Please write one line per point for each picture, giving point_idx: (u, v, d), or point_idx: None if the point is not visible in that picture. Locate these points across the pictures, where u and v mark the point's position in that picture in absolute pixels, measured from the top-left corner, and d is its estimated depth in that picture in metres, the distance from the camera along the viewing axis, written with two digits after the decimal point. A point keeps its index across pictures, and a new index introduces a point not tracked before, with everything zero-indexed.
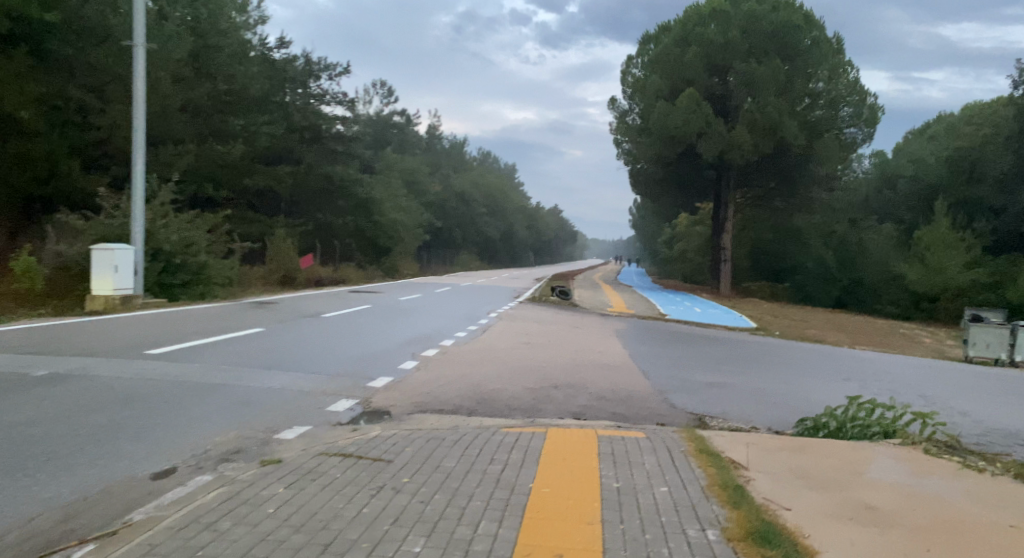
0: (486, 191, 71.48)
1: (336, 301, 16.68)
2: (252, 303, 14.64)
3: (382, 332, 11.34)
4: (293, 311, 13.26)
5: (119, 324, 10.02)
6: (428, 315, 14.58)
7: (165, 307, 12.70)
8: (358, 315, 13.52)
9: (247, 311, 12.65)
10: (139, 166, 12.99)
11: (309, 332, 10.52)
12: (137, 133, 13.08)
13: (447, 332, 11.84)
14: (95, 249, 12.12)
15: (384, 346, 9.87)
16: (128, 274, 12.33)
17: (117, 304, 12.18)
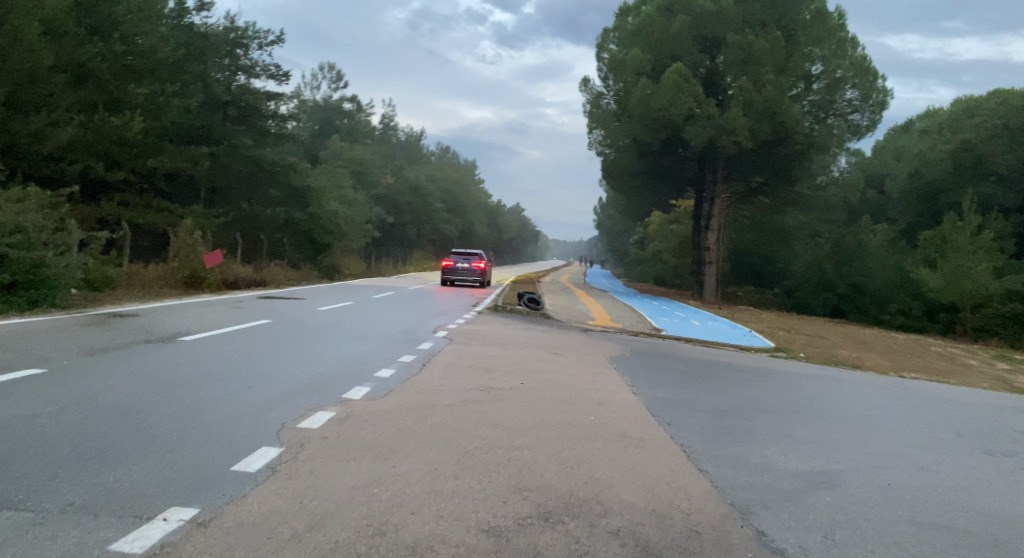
0: (444, 187, 67.47)
1: (226, 314, 12.72)
2: (95, 320, 10.64)
3: (258, 369, 7.30)
4: (139, 335, 9.27)
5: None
6: (345, 335, 10.61)
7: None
8: (242, 337, 9.51)
9: (69, 340, 8.57)
10: None
11: (125, 373, 6.51)
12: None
13: (364, 365, 7.91)
14: None
15: (241, 395, 5.96)
16: None
17: None
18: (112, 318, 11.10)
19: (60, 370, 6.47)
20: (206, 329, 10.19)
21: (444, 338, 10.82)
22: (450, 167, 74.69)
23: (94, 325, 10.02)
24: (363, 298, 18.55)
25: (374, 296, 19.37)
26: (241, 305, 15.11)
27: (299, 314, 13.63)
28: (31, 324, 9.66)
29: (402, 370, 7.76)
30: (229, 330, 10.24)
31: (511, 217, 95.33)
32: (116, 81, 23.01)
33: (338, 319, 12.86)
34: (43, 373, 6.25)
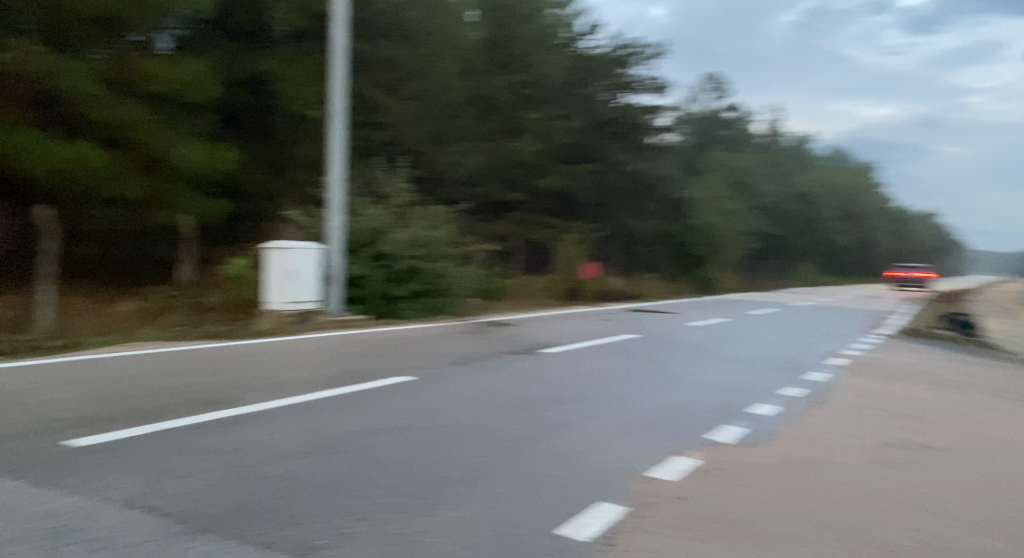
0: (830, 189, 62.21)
1: (588, 338, 12.62)
2: (470, 344, 11.08)
3: (615, 392, 6.71)
4: (502, 361, 9.30)
5: (202, 392, 6.84)
6: (711, 358, 9.67)
7: (338, 354, 9.58)
8: (606, 357, 9.09)
9: (451, 361, 8.97)
10: (334, 172, 13.38)
11: (477, 397, 6.32)
12: (331, 115, 13.40)
13: (734, 392, 6.89)
14: (273, 253, 12.35)
15: (593, 425, 5.37)
16: (301, 283, 12.51)
17: (290, 323, 12.26)
18: (485, 340, 11.54)
19: (424, 398, 6.60)
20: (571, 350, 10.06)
21: (828, 371, 9.28)
22: (837, 168, 68.82)
23: (465, 350, 10.37)
24: (730, 323, 17.43)
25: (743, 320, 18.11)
26: (605, 326, 15.06)
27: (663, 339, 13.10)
28: (423, 347, 10.39)
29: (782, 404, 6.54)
30: (592, 351, 9.95)
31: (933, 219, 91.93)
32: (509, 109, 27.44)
33: (702, 344, 11.97)
34: (404, 407, 6.31)
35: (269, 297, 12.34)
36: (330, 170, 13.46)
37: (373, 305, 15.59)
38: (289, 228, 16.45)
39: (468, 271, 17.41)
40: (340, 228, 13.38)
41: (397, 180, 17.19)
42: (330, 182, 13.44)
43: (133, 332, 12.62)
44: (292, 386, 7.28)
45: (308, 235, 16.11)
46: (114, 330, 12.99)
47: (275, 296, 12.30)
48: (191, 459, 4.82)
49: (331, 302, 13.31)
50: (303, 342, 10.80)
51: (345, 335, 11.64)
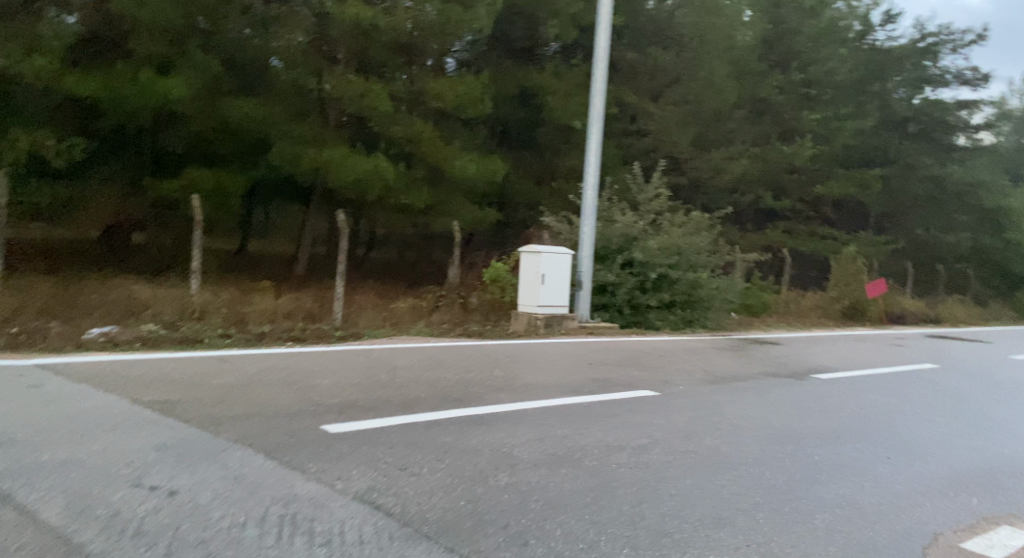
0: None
1: (866, 362, 11.31)
2: (727, 360, 10.34)
3: (873, 463, 5.98)
4: (754, 386, 8.55)
5: (448, 385, 6.85)
6: (1003, 417, 8.24)
7: (585, 361, 9.32)
8: (867, 405, 8.14)
9: (701, 380, 8.51)
10: (590, 185, 13.39)
11: (709, 443, 5.87)
12: (589, 130, 13.42)
13: (1019, 482, 5.80)
14: (526, 255, 12.34)
15: (831, 511, 4.75)
16: (553, 285, 12.29)
17: (540, 327, 12.15)
18: (743, 357, 10.74)
19: (663, 423, 6.25)
20: (839, 387, 9.11)
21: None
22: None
23: (719, 366, 9.65)
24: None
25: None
26: (887, 352, 13.44)
27: (958, 372, 11.38)
28: (674, 360, 9.93)
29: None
30: (854, 392, 8.95)
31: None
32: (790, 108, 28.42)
33: (1007, 387, 10.22)
34: (639, 431, 5.93)
35: (521, 301, 12.43)
36: (585, 181, 13.52)
37: (623, 313, 15.30)
38: (548, 235, 16.75)
39: (727, 288, 16.57)
40: (593, 235, 13.31)
41: (656, 187, 16.77)
42: (587, 187, 13.32)
43: (406, 329, 12.83)
44: (532, 390, 7.07)
45: (565, 241, 16.22)
46: (390, 323, 13.52)
47: (525, 301, 12.33)
48: (423, 454, 4.74)
49: (580, 309, 13.23)
50: (555, 347, 10.62)
51: (595, 341, 11.37)
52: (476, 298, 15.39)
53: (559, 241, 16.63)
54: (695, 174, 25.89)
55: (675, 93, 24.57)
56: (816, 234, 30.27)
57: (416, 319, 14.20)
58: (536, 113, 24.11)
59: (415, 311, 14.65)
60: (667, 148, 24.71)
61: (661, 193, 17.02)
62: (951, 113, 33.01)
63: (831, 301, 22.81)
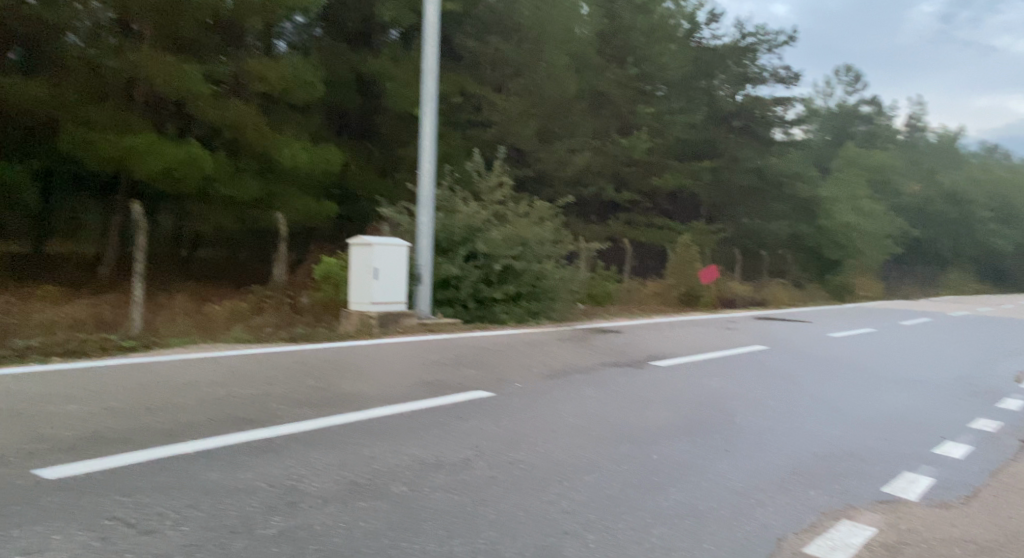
0: (947, 193, 58.71)
1: (704, 347, 11.12)
2: (569, 351, 9.71)
3: (716, 455, 5.41)
4: (595, 379, 7.88)
5: (237, 402, 5.67)
6: (839, 395, 8.05)
7: (416, 362, 8.32)
8: (709, 391, 7.66)
9: (537, 376, 7.82)
10: (425, 169, 12.43)
11: (538, 449, 5.04)
12: (422, 111, 12.45)
13: (861, 467, 5.39)
14: (356, 247, 11.16)
15: (667, 522, 4.06)
16: (387, 280, 11.16)
17: (374, 327, 10.96)
18: (585, 348, 10.19)
19: (490, 431, 5.43)
20: (680, 374, 8.73)
21: (991, 423, 7.50)
22: (953, 170, 65.03)
23: (564, 359, 8.95)
24: (869, 336, 15.40)
25: (881, 335, 16.02)
26: (724, 335, 13.46)
27: (790, 352, 11.44)
28: (512, 355, 9.25)
29: (930, 494, 5.00)
30: (694, 377, 8.59)
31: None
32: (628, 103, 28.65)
33: (839, 365, 10.25)
34: (460, 443, 5.01)
35: (353, 298, 11.25)
36: (419, 167, 12.54)
37: (468, 308, 14.45)
38: (386, 227, 15.62)
39: (571, 277, 16.20)
40: (430, 224, 12.34)
41: (497, 175, 16.06)
42: (421, 173, 12.34)
43: (216, 334, 11.78)
44: (345, 403, 5.96)
45: (403, 233, 15.14)
46: (200, 330, 12.09)
47: (357, 298, 11.17)
48: (172, 499, 3.63)
49: (420, 305, 12.26)
50: (388, 346, 9.57)
51: (433, 339, 10.45)
52: (306, 295, 14.34)
53: (397, 234, 15.55)
54: (540, 165, 25.59)
55: (518, 83, 24.09)
56: (655, 225, 30.99)
57: (231, 322, 13.03)
58: (375, 101, 22.84)
59: (233, 315, 13.46)
60: (511, 139, 24.23)
61: (504, 182, 16.35)
62: (770, 109, 35.01)
63: (669, 289, 23.26)
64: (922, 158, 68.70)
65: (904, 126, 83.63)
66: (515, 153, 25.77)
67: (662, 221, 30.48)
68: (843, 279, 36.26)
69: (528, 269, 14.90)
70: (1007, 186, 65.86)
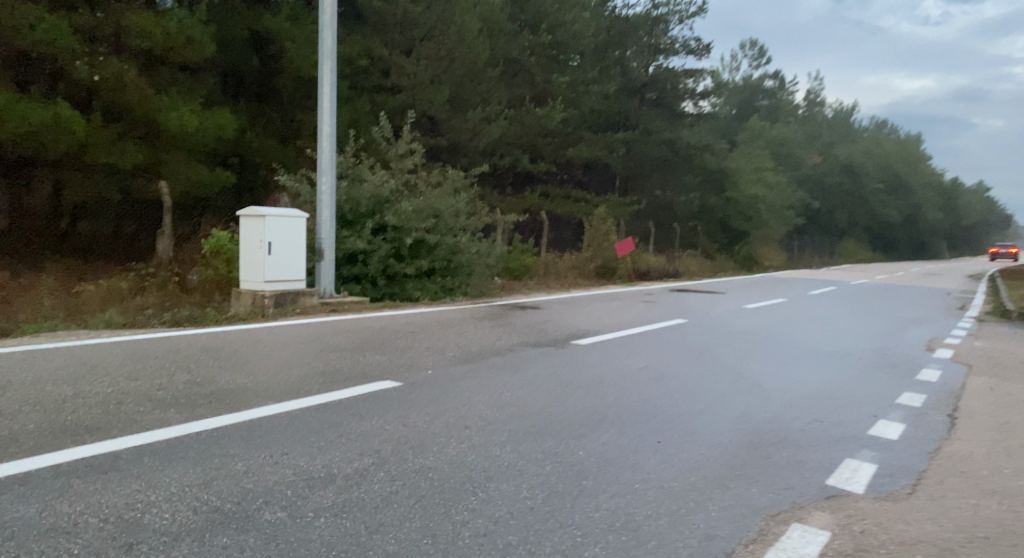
0: (844, 166, 61.00)
1: (625, 322, 10.63)
2: (485, 332, 8.99)
3: (644, 442, 4.78)
4: (514, 362, 7.19)
5: (85, 406, 4.68)
6: (771, 370, 7.61)
7: (316, 347, 7.45)
8: (635, 371, 7.09)
9: (450, 360, 7.08)
10: (324, 128, 11.34)
11: (449, 452, 4.30)
12: (320, 61, 11.32)
13: (807, 453, 4.88)
14: (247, 220, 10.05)
15: (601, 539, 3.40)
16: (282, 256, 10.12)
17: (269, 307, 9.95)
18: (502, 328, 9.50)
19: (392, 428, 4.66)
20: (603, 353, 8.15)
21: (925, 394, 7.20)
22: (848, 144, 67.65)
23: (481, 341, 8.23)
24: (785, 307, 15.32)
25: (796, 305, 15.99)
26: (644, 310, 13.05)
27: (711, 326, 11.11)
28: (423, 336, 8.48)
29: (883, 480, 4.53)
30: (618, 356, 8.06)
31: (966, 190, 90.47)
32: (541, 71, 27.99)
33: (763, 339, 9.93)
34: (358, 448, 4.22)
35: (245, 276, 10.17)
36: (318, 127, 11.47)
37: (377, 285, 13.51)
38: (286, 199, 14.46)
39: (487, 250, 15.42)
40: (331, 194, 11.33)
41: (406, 142, 15.11)
42: (321, 139, 11.30)
43: (87, 317, 10.59)
44: (226, 402, 5.07)
45: (305, 204, 14.01)
46: (68, 316, 10.80)
47: (250, 275, 10.10)
48: None
49: (322, 283, 11.28)
50: (286, 329, 8.62)
51: (338, 320, 9.54)
52: (195, 273, 13.21)
53: (299, 206, 14.40)
54: (452, 134, 24.64)
55: (428, 47, 22.99)
56: (568, 197, 30.59)
57: (106, 304, 11.84)
58: (274, 63, 21.33)
59: (109, 296, 12.23)
60: (422, 106, 23.16)
61: (413, 150, 15.41)
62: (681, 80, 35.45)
63: (584, 262, 22.86)
64: (820, 132, 71.20)
65: (802, 101, 86.50)
66: (426, 121, 24.72)
67: (575, 193, 30.12)
68: (750, 250, 36.97)
69: (440, 243, 14.07)
70: (896, 160, 69.08)
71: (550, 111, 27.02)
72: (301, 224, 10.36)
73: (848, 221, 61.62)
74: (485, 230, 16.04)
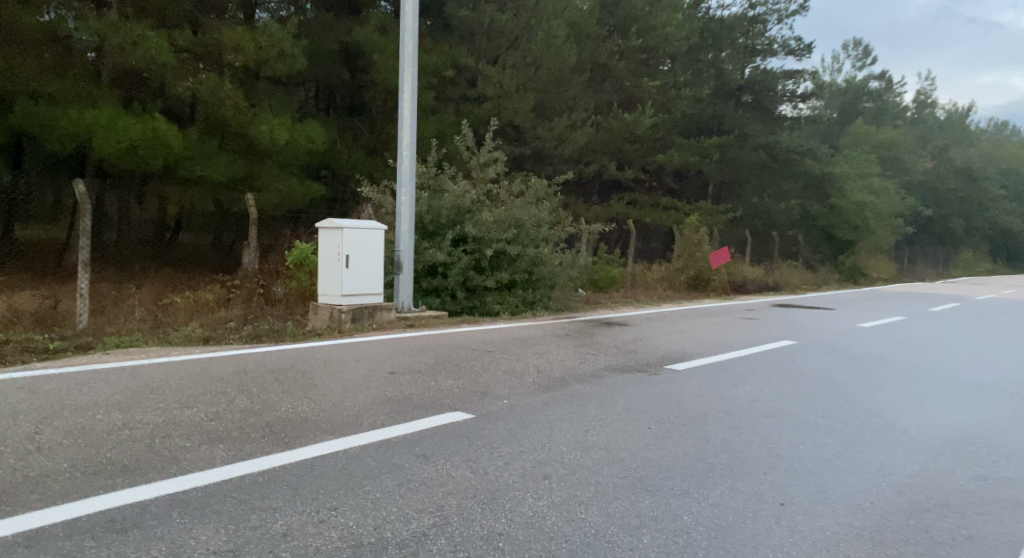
0: (959, 169, 57.03)
1: (722, 342, 9.73)
2: (566, 353, 8.28)
3: (756, 505, 3.99)
4: (598, 391, 6.46)
5: (126, 440, 4.29)
6: (895, 404, 6.60)
7: (386, 369, 6.92)
8: (737, 404, 6.26)
9: (526, 386, 6.46)
10: (405, 137, 10.94)
11: (526, 512, 3.66)
12: (402, 68, 10.94)
13: (965, 522, 3.99)
14: (324, 232, 9.72)
15: None
16: (360, 269, 9.73)
17: (346, 322, 9.57)
18: (585, 348, 8.79)
19: (456, 477, 4.07)
20: (699, 380, 7.34)
21: None
22: (963, 146, 63.33)
23: (562, 364, 7.52)
24: (900, 325, 13.92)
25: (912, 323, 14.53)
26: (742, 327, 12.07)
27: (819, 347, 10.07)
28: (500, 356, 7.88)
29: None
30: (715, 383, 7.22)
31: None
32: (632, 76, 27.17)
33: (880, 364, 8.87)
34: (415, 505, 3.63)
35: (322, 289, 9.83)
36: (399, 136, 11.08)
37: (457, 298, 13.04)
38: (369, 210, 14.20)
39: (572, 261, 14.74)
40: (411, 204, 10.91)
41: (488, 151, 14.61)
42: (401, 148, 10.90)
43: (168, 330, 10.52)
44: (274, 436, 4.57)
45: (387, 215, 13.70)
46: (150, 328, 10.77)
47: (328, 288, 9.75)
48: None
49: (400, 297, 10.88)
50: (358, 346, 8.19)
51: (411, 337, 9.05)
52: (279, 284, 13.06)
53: (381, 217, 14.08)
54: (538, 143, 24.06)
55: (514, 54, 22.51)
56: (659, 205, 29.48)
57: (191, 316, 11.79)
58: (362, 75, 21.31)
59: (195, 307, 12.18)
60: (508, 114, 22.67)
61: (497, 158, 14.90)
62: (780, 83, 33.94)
63: (674, 273, 21.81)
64: (931, 135, 67.01)
65: (911, 102, 81.77)
66: (513, 130, 24.24)
67: (667, 201, 29.09)
68: (854, 260, 34.91)
69: (522, 255, 13.50)
70: (1018, 162, 64.18)
71: (641, 117, 26.14)
72: (379, 237, 9.97)
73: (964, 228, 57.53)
74: (571, 240, 15.37)
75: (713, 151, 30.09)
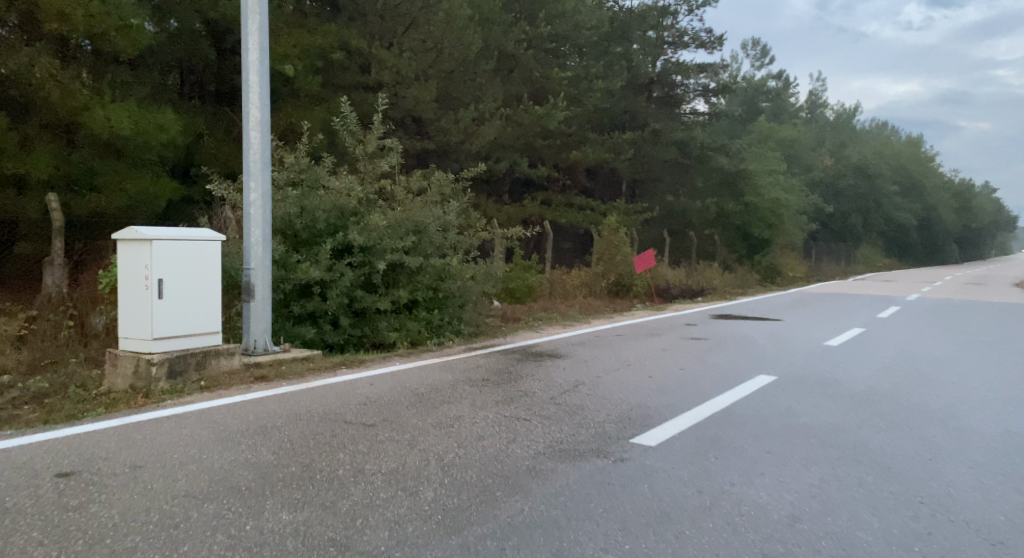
0: (855, 167, 57.86)
1: (694, 387, 7.25)
2: (485, 425, 5.52)
3: None
4: (544, 522, 3.77)
5: None
6: (1011, 511, 4.17)
7: (182, 486, 4.03)
8: (778, 533, 3.74)
9: (419, 516, 3.76)
10: (253, 111, 7.92)
11: None
12: (247, 16, 7.93)
13: None
14: (125, 246, 6.68)
15: None
16: (179, 299, 6.73)
17: (160, 379, 6.55)
18: (513, 407, 6.13)
19: None
20: (696, 467, 4.76)
21: None
22: (856, 144, 64.52)
23: (482, 455, 4.76)
24: (868, 340, 11.92)
25: (876, 335, 12.62)
26: (699, 353, 9.70)
27: (810, 384, 7.75)
28: (385, 437, 5.14)
29: None
30: (721, 472, 4.69)
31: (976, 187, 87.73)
32: (540, 65, 24.80)
33: (909, 412, 6.57)
34: None
35: (126, 331, 6.76)
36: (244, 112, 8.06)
37: (339, 326, 10.11)
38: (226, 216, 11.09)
39: (488, 271, 12.03)
40: (263, 207, 7.93)
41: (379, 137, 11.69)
42: (250, 127, 7.90)
43: None
44: None
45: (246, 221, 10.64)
46: None
47: (132, 331, 6.70)
48: None
49: (250, 335, 7.93)
50: (160, 428, 5.21)
51: (256, 400, 6.15)
52: (98, 313, 9.91)
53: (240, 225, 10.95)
54: (442, 137, 21.29)
55: (411, 36, 19.66)
56: (574, 205, 27.19)
57: None
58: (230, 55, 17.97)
59: None
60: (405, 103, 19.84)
61: (391, 146, 12.02)
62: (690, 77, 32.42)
63: (596, 279, 19.52)
64: (826, 134, 68.20)
65: (804, 103, 83.55)
66: (413, 122, 21.29)
67: (581, 201, 26.89)
68: (771, 259, 33.77)
69: (423, 267, 10.71)
70: (906, 160, 66.02)
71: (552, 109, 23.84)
72: (211, 254, 7.02)
73: (863, 225, 58.25)
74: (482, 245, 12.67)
75: (627, 147, 28.04)
